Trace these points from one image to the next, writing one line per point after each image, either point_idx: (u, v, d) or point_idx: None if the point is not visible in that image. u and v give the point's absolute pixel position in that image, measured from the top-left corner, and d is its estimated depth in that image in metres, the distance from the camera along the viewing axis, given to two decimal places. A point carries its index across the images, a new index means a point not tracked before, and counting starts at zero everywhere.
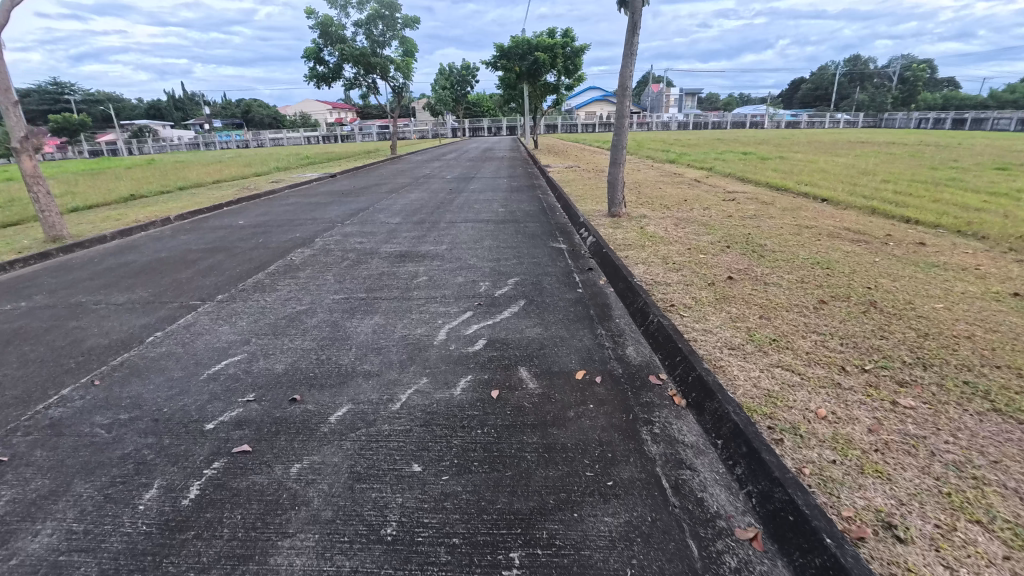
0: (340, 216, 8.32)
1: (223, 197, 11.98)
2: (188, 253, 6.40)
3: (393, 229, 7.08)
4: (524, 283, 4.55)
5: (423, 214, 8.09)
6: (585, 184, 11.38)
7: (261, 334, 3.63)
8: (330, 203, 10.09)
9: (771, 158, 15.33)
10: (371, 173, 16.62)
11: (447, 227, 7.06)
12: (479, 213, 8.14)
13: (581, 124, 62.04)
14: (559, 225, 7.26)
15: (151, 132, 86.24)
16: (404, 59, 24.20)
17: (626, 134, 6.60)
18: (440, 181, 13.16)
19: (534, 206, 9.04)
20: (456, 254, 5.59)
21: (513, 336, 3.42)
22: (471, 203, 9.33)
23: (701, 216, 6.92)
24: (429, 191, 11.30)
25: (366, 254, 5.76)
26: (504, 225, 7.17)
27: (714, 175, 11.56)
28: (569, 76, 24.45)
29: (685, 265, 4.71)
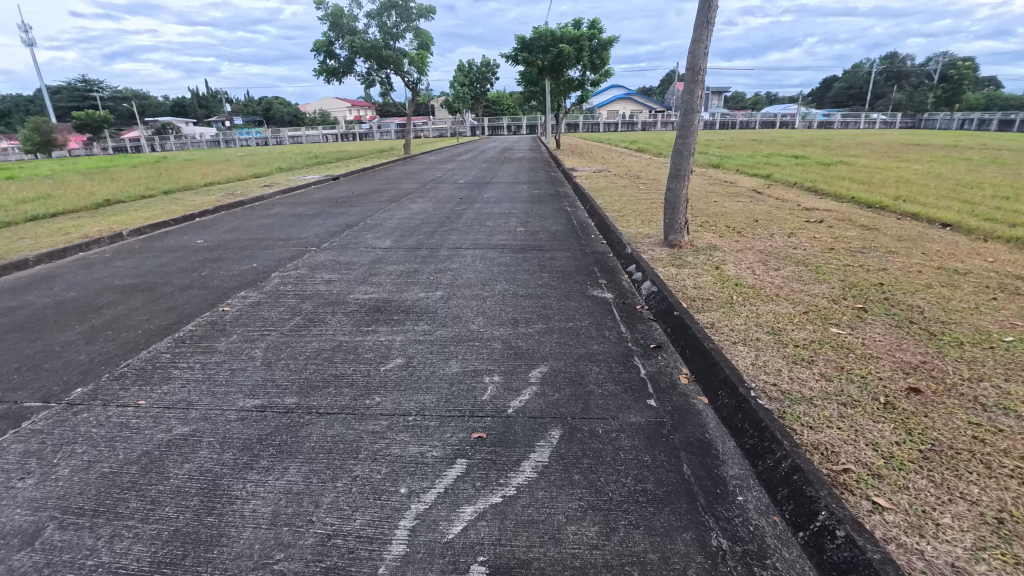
0: (320, 236, 6.68)
1: (201, 205, 10.43)
2: (104, 291, 4.81)
3: (379, 259, 5.37)
4: (555, 379, 2.75)
5: (421, 236, 6.37)
6: (620, 193, 9.54)
7: (73, 512, 1.95)
8: (316, 215, 8.43)
9: (831, 163, 13.30)
10: (377, 176, 14.98)
11: (448, 257, 5.33)
12: (492, 235, 6.39)
13: (604, 123, 59.91)
14: (596, 254, 5.42)
15: (173, 129, 86.69)
16: (419, 53, 22.60)
17: (695, 135, 4.70)
18: (450, 187, 11.44)
19: (561, 223, 7.25)
20: (454, 308, 3.84)
21: (543, 568, 1.62)
22: (483, 219, 7.57)
23: (791, 248, 5.08)
24: (434, 200, 9.57)
25: (327, 304, 4.05)
26: (524, 254, 5.39)
27: (776, 185, 9.63)
28: (595, 72, 22.52)
29: (818, 353, 2.90)
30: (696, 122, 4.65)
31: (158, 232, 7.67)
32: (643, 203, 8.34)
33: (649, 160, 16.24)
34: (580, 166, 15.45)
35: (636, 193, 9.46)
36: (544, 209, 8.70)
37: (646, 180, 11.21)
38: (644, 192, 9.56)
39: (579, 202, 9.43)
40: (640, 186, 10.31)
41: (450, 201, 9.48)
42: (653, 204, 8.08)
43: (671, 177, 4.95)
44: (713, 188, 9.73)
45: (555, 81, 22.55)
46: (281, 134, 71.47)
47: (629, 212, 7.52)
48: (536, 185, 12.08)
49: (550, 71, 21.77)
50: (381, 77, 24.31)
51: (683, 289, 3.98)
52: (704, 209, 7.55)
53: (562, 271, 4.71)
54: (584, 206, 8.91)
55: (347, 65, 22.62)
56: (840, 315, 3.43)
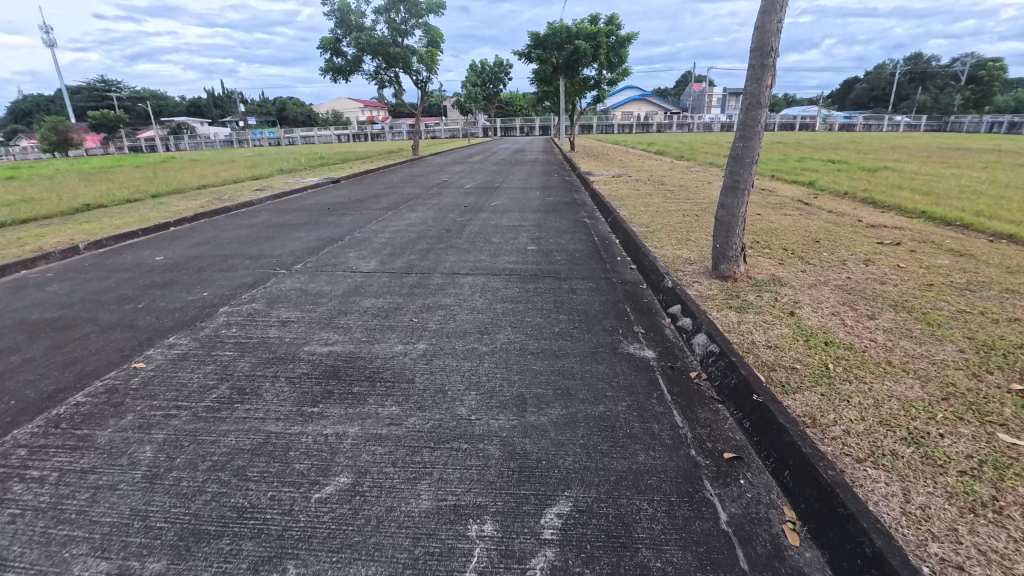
0: (296, 252, 5.69)
1: (182, 211, 9.52)
2: (9, 330, 3.83)
3: (356, 288, 4.33)
4: (584, 535, 1.70)
5: (412, 256, 5.31)
6: (644, 200, 8.40)
7: None
8: (300, 225, 7.42)
9: (873, 169, 12.07)
10: (379, 180, 13.96)
11: (440, 287, 4.27)
12: (498, 255, 5.31)
13: (618, 125, 58.69)
14: (625, 283, 4.31)
15: (187, 129, 87.08)
16: (428, 50, 21.67)
17: (760, 139, 3.56)
18: (454, 193, 10.37)
19: (579, 236, 6.13)
20: (439, 373, 2.78)
21: None
22: (487, 232, 6.49)
23: (878, 284, 3.97)
24: (434, 208, 8.50)
25: (272, 361, 3.03)
26: (535, 283, 4.30)
27: (822, 194, 8.46)
28: (612, 70, 21.39)
29: (1006, 492, 1.81)
30: (763, 123, 3.51)
31: (118, 247, 6.71)
32: (673, 212, 7.19)
33: (671, 163, 15.06)
34: (597, 169, 14.29)
35: (661, 201, 8.31)
36: (558, 219, 7.59)
37: (672, 186, 10.04)
38: (671, 199, 8.41)
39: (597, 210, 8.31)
40: (666, 192, 9.15)
41: (452, 208, 8.42)
42: (686, 215, 6.93)
43: (725, 191, 3.82)
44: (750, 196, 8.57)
45: (570, 80, 21.47)
46: (293, 134, 71.09)
47: (659, 224, 6.38)
48: (550, 190, 10.97)
49: (565, 70, 20.69)
50: (389, 75, 23.40)
51: (755, 350, 2.88)
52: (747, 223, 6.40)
53: (584, 312, 3.63)
54: (604, 216, 7.78)
55: (353, 63, 21.71)
56: (997, 407, 2.35)
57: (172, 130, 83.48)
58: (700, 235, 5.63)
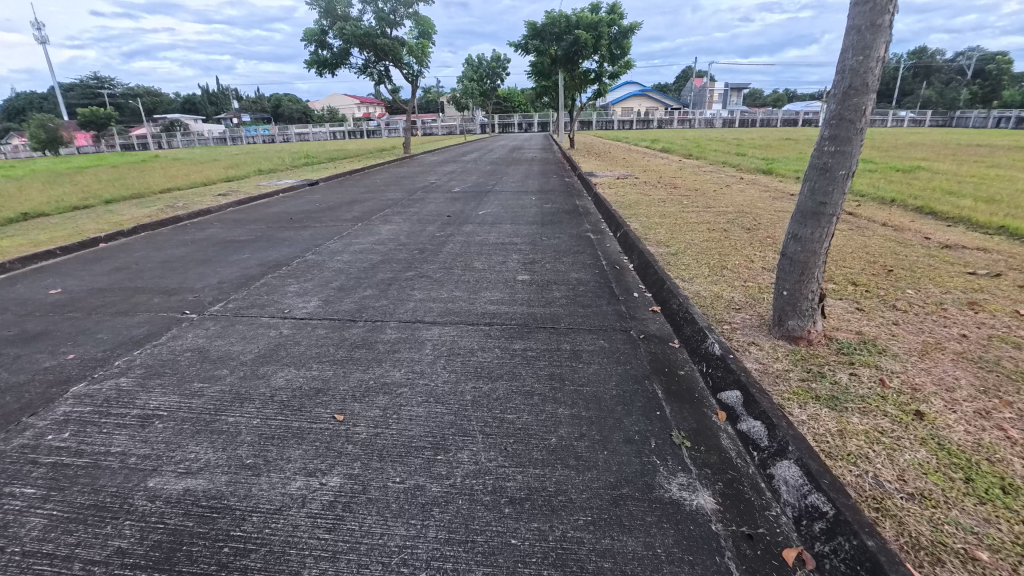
0: (225, 284, 4.48)
1: (126, 221, 8.30)
2: None
3: (275, 347, 3.10)
4: None
5: (367, 290, 4.08)
6: (658, 207, 7.15)
7: None
8: (248, 241, 6.18)
9: (907, 170, 10.86)
10: (361, 181, 12.67)
11: (392, 347, 3.04)
12: (478, 287, 4.06)
13: (619, 121, 57.41)
14: (648, 339, 3.10)
15: (181, 126, 85.66)
16: (419, 42, 20.38)
17: (860, 140, 2.36)
18: (439, 198, 9.11)
19: (583, 257, 4.89)
20: (346, 562, 1.58)
21: None
22: (469, 251, 5.25)
23: (1012, 349, 2.77)
24: (411, 217, 7.25)
25: (83, 516, 1.83)
26: (522, 340, 3.07)
27: (865, 201, 7.24)
28: (613, 63, 20.12)
29: None
30: (867, 115, 2.31)
31: (20, 274, 5.47)
32: (695, 223, 5.95)
33: (680, 162, 13.83)
34: (600, 169, 13.02)
35: (677, 207, 7.09)
36: (557, 231, 6.34)
37: (686, 189, 8.80)
38: (689, 206, 7.18)
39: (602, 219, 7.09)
40: (682, 197, 7.91)
41: (433, 217, 7.17)
42: (711, 227, 5.70)
43: (800, 216, 2.62)
44: (780, 203, 7.36)
45: (570, 73, 20.20)
46: (287, 131, 69.49)
47: (682, 240, 5.15)
48: (547, 193, 9.73)
49: (564, 62, 19.41)
50: (379, 69, 22.11)
51: (894, 508, 1.69)
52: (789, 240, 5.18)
53: (594, 400, 2.43)
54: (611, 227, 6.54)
55: (341, 57, 20.39)
56: None
57: (165, 129, 82.16)
58: (737, 260, 4.41)
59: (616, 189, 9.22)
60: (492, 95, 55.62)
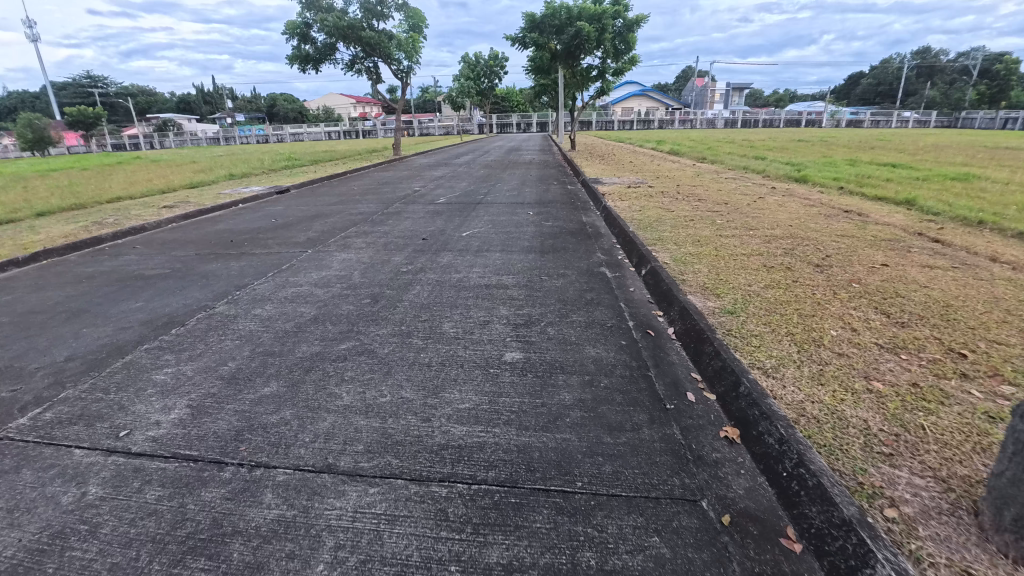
0: (73, 362, 3.02)
1: (36, 242, 6.82)
2: None
3: (38, 558, 1.65)
4: None
5: (269, 386, 2.61)
6: (688, 226, 5.69)
7: None
8: (157, 276, 4.69)
9: (961, 177, 9.45)
10: (336, 187, 11.15)
11: (254, 557, 1.59)
12: (441, 379, 2.58)
13: (619, 121, 56.02)
14: (742, 534, 1.64)
15: (172, 126, 84.05)
16: (409, 35, 18.92)
17: None
18: (419, 211, 7.62)
19: (598, 313, 3.42)
20: None
21: None
22: (441, 298, 3.77)
23: None
24: (378, 239, 5.76)
25: None
26: (506, 535, 1.63)
27: (944, 221, 5.81)
28: (617, 59, 18.70)
29: None
30: None
31: None
32: (743, 254, 4.51)
33: (694, 166, 12.39)
34: (606, 175, 11.53)
35: (712, 226, 5.64)
36: (561, 259, 4.85)
37: (713, 202, 7.32)
38: (728, 225, 5.71)
39: (616, 242, 5.62)
40: (713, 213, 6.44)
41: (404, 240, 5.68)
42: (767, 263, 4.25)
43: None
44: (837, 220, 5.92)
45: (571, 69, 18.75)
46: (281, 130, 68.00)
47: (737, 286, 3.69)
48: (548, 203, 8.25)
49: (566, 57, 17.97)
50: (367, 65, 20.61)
51: None
52: (884, 285, 3.74)
53: None
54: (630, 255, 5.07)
55: (327, 51, 18.87)
56: None
57: (156, 128, 80.52)
58: (830, 327, 2.97)
59: (629, 200, 7.77)
60: (490, 93, 54.13)
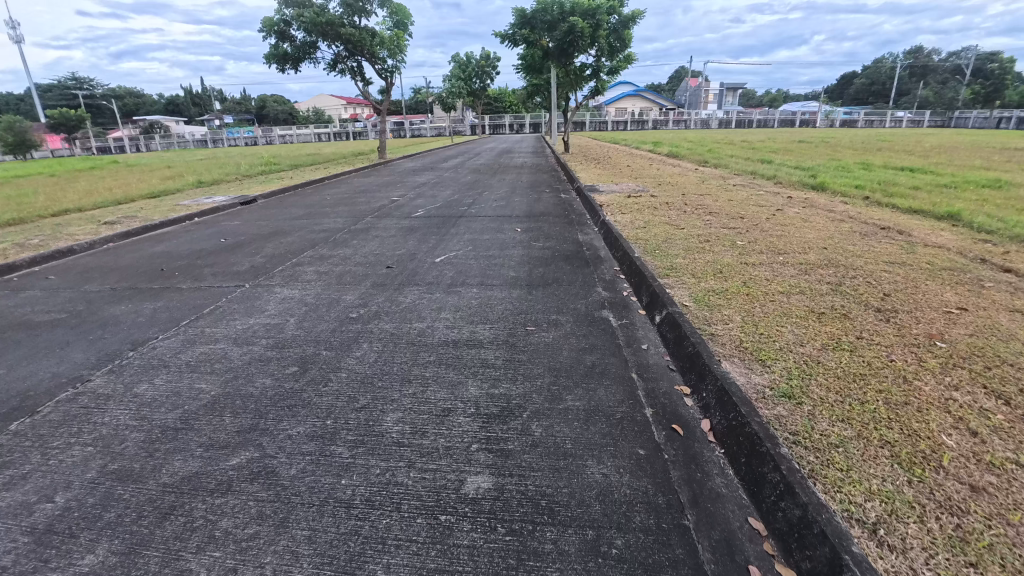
0: None
1: None
2: None
3: None
4: None
5: (93, 552, 1.67)
6: (703, 248, 4.75)
7: None
8: (45, 323, 3.72)
9: (991, 183, 8.61)
10: (308, 196, 10.11)
11: None
12: (359, 541, 1.65)
13: (612, 122, 55.31)
14: None
15: (159, 128, 82.42)
16: (393, 33, 17.94)
17: None
18: (391, 227, 6.65)
19: (600, 392, 2.48)
20: None
21: None
22: (391, 363, 2.82)
23: None
24: (334, 266, 4.80)
25: None
26: None
27: (1002, 240, 4.93)
28: (612, 57, 17.81)
29: None
30: None
31: None
32: (780, 292, 3.58)
33: (697, 170, 11.47)
34: (602, 181, 10.58)
35: (733, 249, 4.70)
36: (552, 294, 3.90)
37: (727, 216, 6.38)
38: (751, 247, 4.78)
39: (617, 266, 4.70)
40: (730, 231, 5.51)
41: (365, 267, 4.72)
42: (814, 306, 3.33)
43: None
44: (877, 242, 5.01)
45: (564, 68, 17.79)
46: (269, 132, 66.57)
47: (785, 347, 2.77)
48: (539, 215, 7.29)
49: (559, 55, 17.01)
50: (351, 64, 19.59)
51: None
52: (977, 343, 2.84)
53: None
54: (635, 286, 4.14)
55: (308, 49, 17.84)
56: None
57: (143, 130, 79.06)
58: (937, 426, 2.07)
59: (630, 213, 6.81)
60: (482, 94, 53.08)
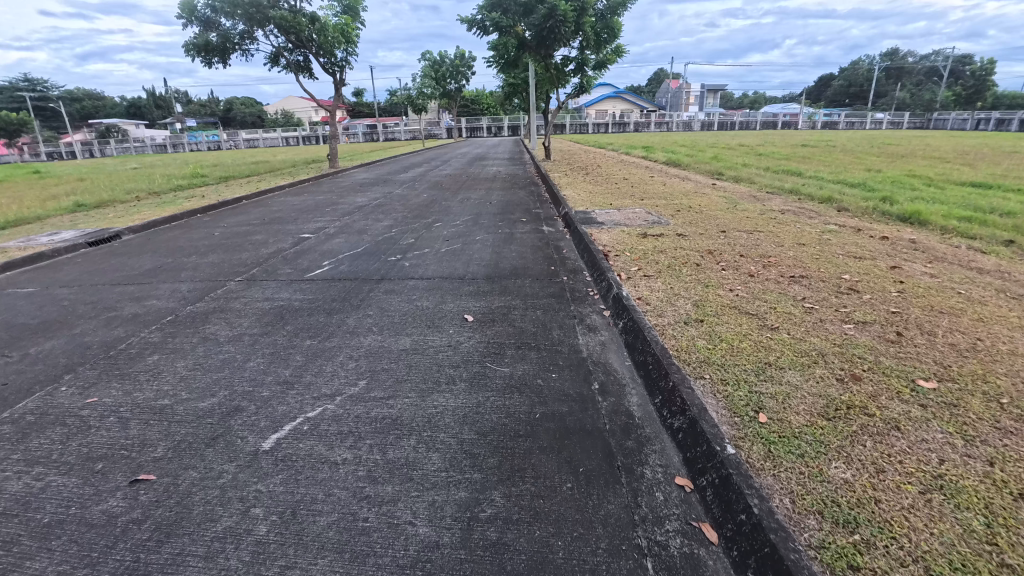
0: None
1: None
2: None
3: None
4: None
5: None
6: (865, 410, 2.13)
7: None
8: None
9: None
10: (191, 230, 7.21)
11: None
12: None
13: (593, 124, 53.30)
14: None
15: (117, 131, 77.62)
16: (340, 20, 15.14)
17: None
18: (254, 304, 3.86)
19: None
20: None
21: None
22: None
23: None
24: (17, 478, 2.03)
25: None
26: None
27: None
28: (599, 49, 15.28)
29: None
30: None
31: None
32: None
33: (714, 185, 8.90)
34: (597, 201, 7.94)
35: (937, 417, 2.09)
36: None
37: (824, 280, 3.79)
38: (967, 404, 2.17)
39: (673, 451, 2.07)
40: (866, 332, 2.89)
41: (82, 486, 1.96)
42: None
43: None
44: None
45: (543, 61, 15.18)
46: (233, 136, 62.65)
47: None
48: (510, 266, 4.55)
49: (537, 45, 14.40)
50: (296, 58, 16.63)
51: None
52: None
53: None
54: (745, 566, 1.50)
55: (241, 39, 14.84)
56: None
57: (98, 134, 74.43)
58: None
59: (658, 269, 4.09)
60: (457, 95, 50.16)
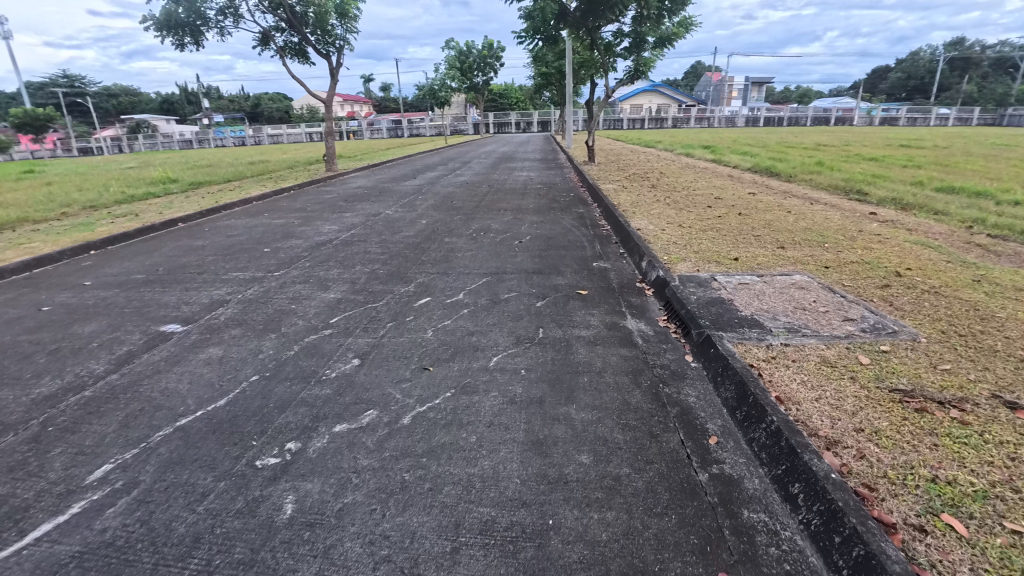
0: None
1: None
2: None
3: None
4: None
5: None
6: None
7: None
8: None
9: None
10: (22, 296, 4.28)
11: None
12: None
13: (628, 119, 49.68)
14: None
15: (147, 125, 77.58)
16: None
17: None
18: None
19: None
20: None
21: None
22: None
23: None
24: None
25: None
26: None
27: None
28: (661, 23, 11.96)
29: None
30: None
31: None
32: None
33: (875, 215, 5.57)
34: (699, 239, 4.75)
35: None
36: None
37: None
38: None
39: None
40: None
41: None
42: None
43: None
44: None
45: (589, 37, 11.94)
46: (256, 133, 60.90)
47: None
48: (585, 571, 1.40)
49: (584, 16, 11.08)
50: (288, 39, 13.69)
51: None
52: None
53: None
54: None
55: (217, 16, 12.00)
56: None
57: (130, 129, 74.78)
58: None
59: None
60: (484, 87, 46.83)
